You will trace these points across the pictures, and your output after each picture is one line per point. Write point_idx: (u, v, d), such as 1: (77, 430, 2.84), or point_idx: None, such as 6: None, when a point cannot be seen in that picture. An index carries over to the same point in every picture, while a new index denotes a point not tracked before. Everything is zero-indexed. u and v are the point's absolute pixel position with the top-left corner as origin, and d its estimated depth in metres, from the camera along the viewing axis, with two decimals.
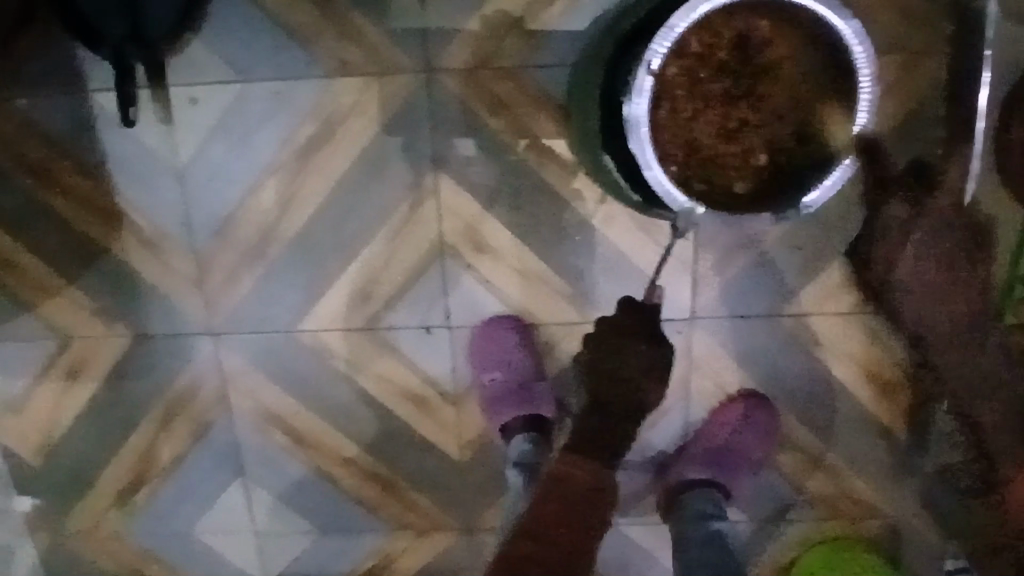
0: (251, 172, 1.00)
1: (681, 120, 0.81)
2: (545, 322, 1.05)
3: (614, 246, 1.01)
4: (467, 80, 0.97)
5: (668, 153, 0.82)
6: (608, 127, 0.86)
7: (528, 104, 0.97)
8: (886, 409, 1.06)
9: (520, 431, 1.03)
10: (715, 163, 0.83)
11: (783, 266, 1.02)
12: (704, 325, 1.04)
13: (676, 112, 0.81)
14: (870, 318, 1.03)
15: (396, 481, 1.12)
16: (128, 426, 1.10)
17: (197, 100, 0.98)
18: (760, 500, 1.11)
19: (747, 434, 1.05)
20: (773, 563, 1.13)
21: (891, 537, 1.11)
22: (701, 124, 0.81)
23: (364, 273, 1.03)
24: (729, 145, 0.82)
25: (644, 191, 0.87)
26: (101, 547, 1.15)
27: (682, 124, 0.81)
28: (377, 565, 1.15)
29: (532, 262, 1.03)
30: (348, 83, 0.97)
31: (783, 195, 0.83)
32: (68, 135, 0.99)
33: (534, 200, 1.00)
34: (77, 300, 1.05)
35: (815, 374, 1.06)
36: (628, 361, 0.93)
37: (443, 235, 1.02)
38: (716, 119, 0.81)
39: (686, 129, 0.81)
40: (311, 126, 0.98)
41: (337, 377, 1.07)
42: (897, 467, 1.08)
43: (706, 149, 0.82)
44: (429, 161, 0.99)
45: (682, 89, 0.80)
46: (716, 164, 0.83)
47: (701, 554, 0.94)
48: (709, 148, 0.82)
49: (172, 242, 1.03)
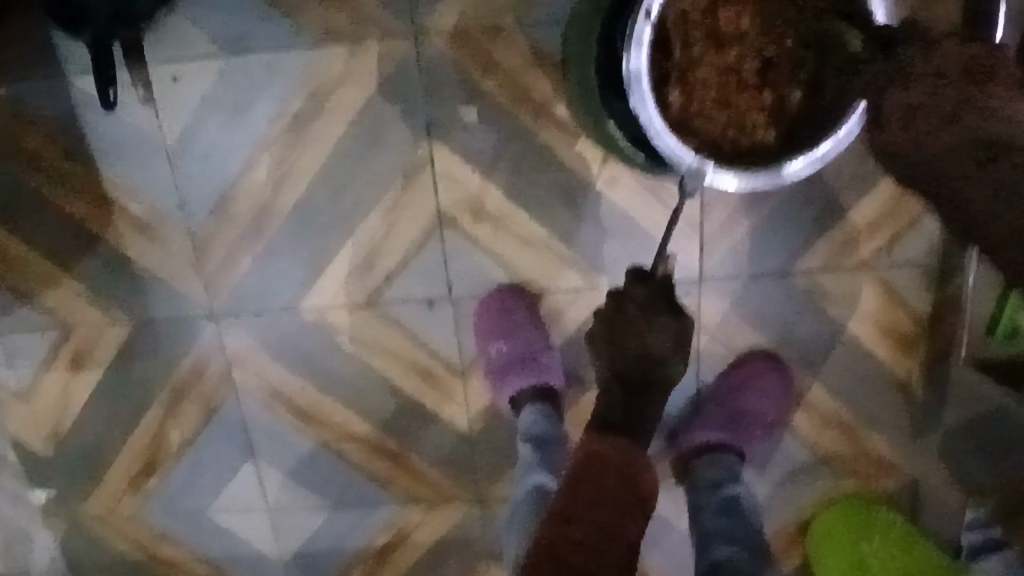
0: (241, 149, 0.97)
1: (684, 69, 0.78)
2: (550, 290, 1.03)
3: (618, 210, 0.99)
4: (459, 42, 0.93)
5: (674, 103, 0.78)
6: (605, 86, 0.84)
7: (524, 65, 0.94)
8: (903, 365, 1.04)
9: (529, 402, 1.02)
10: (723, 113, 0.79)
11: (794, 222, 0.99)
12: (713, 287, 1.02)
13: (688, 62, 0.77)
14: (883, 271, 1.00)
15: (406, 456, 1.11)
16: (136, 412, 1.10)
17: (181, 77, 0.95)
18: (775, 462, 1.10)
19: (759, 395, 1.03)
20: (790, 524, 1.12)
21: (909, 493, 1.10)
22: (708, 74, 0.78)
23: (362, 249, 1.01)
24: (739, 91, 0.78)
25: (653, 154, 0.84)
26: (117, 532, 1.16)
27: (685, 73, 0.78)
28: (392, 538, 1.15)
29: (533, 228, 1.00)
30: (336, 50, 0.94)
31: (805, 140, 0.79)
32: (52, 120, 0.97)
33: (535, 164, 0.97)
34: (75, 288, 1.04)
35: (829, 332, 1.03)
36: (644, 335, 0.77)
37: (441, 205, 0.99)
38: (735, 67, 0.78)
39: (702, 81, 0.78)
40: (300, 98, 0.95)
41: (342, 355, 1.06)
42: (914, 420, 1.06)
43: (711, 97, 0.79)
44: (423, 129, 0.96)
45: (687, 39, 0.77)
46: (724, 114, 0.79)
47: (718, 522, 0.94)
48: (715, 96, 0.79)
49: (166, 224, 1.01)
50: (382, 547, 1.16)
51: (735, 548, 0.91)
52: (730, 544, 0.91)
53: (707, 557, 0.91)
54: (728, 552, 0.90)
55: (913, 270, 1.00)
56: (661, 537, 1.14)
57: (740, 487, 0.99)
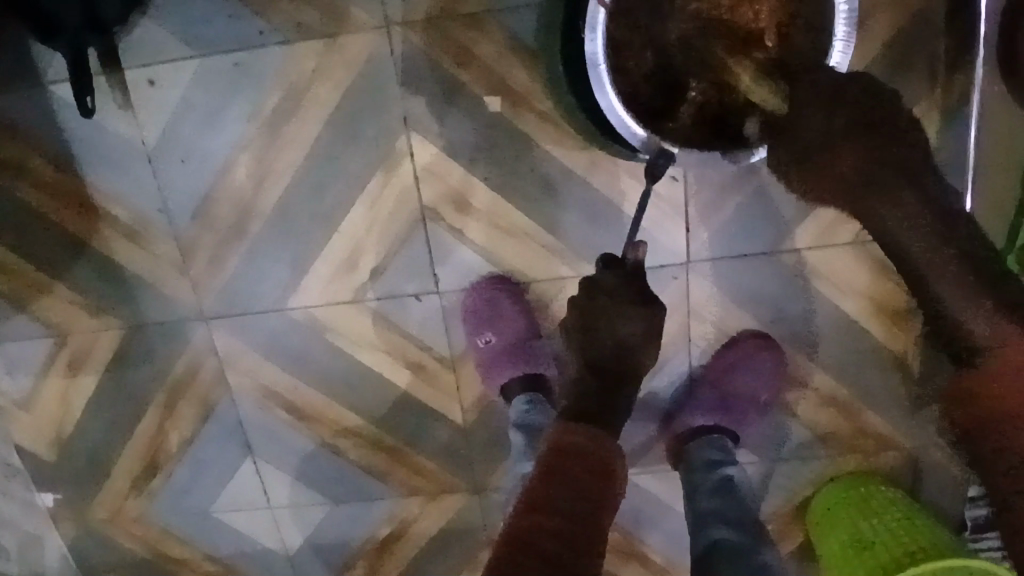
0: (219, 151, 0.97)
1: (637, 73, 0.80)
2: (535, 279, 1.03)
3: (600, 195, 0.98)
4: (431, 31, 0.92)
5: (632, 94, 0.81)
6: (574, 75, 0.82)
7: (497, 52, 0.93)
8: (898, 340, 1.03)
9: (519, 390, 1.02)
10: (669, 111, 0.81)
11: (782, 199, 0.97)
12: (701, 269, 1.01)
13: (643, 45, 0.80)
14: (873, 247, 0.99)
15: (403, 449, 1.11)
16: (135, 415, 1.11)
17: (157, 81, 0.95)
18: (769, 442, 1.09)
19: (751, 376, 1.02)
20: (789, 503, 1.12)
21: (910, 470, 1.09)
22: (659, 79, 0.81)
23: (346, 245, 1.01)
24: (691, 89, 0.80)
25: (612, 137, 0.85)
26: (125, 532, 1.18)
27: (639, 77, 0.80)
28: (393, 531, 1.16)
29: (516, 217, 0.99)
30: (309, 46, 0.93)
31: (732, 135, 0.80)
32: (33, 129, 0.97)
33: (514, 151, 0.96)
34: (69, 295, 1.05)
35: (819, 310, 1.02)
36: (617, 321, 0.81)
37: (423, 197, 0.99)
38: (694, 65, 0.79)
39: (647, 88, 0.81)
40: (275, 97, 0.95)
41: (333, 352, 1.06)
42: (912, 395, 1.05)
43: (655, 101, 0.81)
44: (399, 123, 0.96)
45: (641, 48, 0.80)
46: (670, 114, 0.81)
47: (712, 501, 0.93)
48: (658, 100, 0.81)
49: (151, 229, 1.02)
50: (384, 540, 1.17)
51: (731, 529, 0.88)
52: (726, 525, 0.89)
53: (703, 538, 0.89)
54: (724, 532, 0.88)
55: None
56: (661, 520, 1.14)
57: (734, 468, 0.99)
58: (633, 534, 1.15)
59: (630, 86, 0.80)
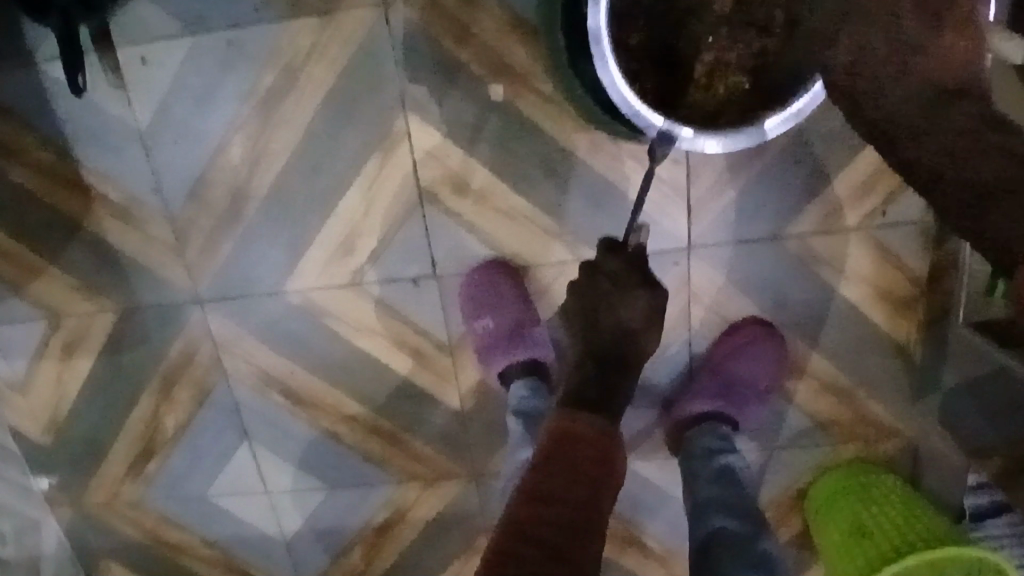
0: (213, 131, 0.96)
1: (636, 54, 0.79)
2: (534, 264, 1.01)
3: (600, 178, 0.96)
4: (429, 9, 0.90)
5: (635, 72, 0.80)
6: (575, 54, 0.81)
7: (496, 30, 0.91)
8: (901, 327, 1.01)
9: (518, 376, 1.01)
10: (668, 95, 0.81)
11: (785, 183, 0.96)
12: (703, 254, 0.99)
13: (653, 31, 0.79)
14: (877, 232, 0.97)
15: (401, 434, 1.10)
16: (130, 399, 1.10)
17: (150, 59, 0.93)
18: (769, 429, 1.08)
19: (754, 363, 1.00)
20: (789, 490, 1.11)
21: (910, 458, 1.08)
22: (656, 62, 0.80)
23: (343, 228, 1.00)
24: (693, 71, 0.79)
25: (613, 115, 0.83)
26: (121, 516, 1.17)
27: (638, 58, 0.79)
28: (390, 516, 1.15)
29: (514, 200, 0.98)
30: (303, 24, 0.91)
31: (738, 113, 0.81)
32: (24, 108, 0.96)
33: (514, 133, 0.95)
34: (62, 278, 1.04)
35: (822, 297, 1.01)
36: (618, 306, 0.79)
37: (421, 179, 0.97)
38: (688, 46, 0.78)
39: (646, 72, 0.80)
40: (270, 76, 0.93)
41: (328, 335, 1.05)
42: (914, 382, 1.04)
43: (655, 85, 0.81)
44: (397, 103, 0.94)
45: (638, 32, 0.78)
46: (670, 98, 0.81)
47: (712, 490, 0.91)
48: (658, 84, 0.81)
49: (145, 211, 1.00)
50: (381, 525, 1.16)
51: (732, 518, 0.87)
52: (726, 513, 0.88)
53: (703, 527, 0.88)
54: (725, 521, 0.87)
55: (909, 229, 0.97)
56: (659, 507, 1.13)
57: (735, 456, 0.97)
58: (632, 521, 1.14)
59: (634, 63, 0.80)
